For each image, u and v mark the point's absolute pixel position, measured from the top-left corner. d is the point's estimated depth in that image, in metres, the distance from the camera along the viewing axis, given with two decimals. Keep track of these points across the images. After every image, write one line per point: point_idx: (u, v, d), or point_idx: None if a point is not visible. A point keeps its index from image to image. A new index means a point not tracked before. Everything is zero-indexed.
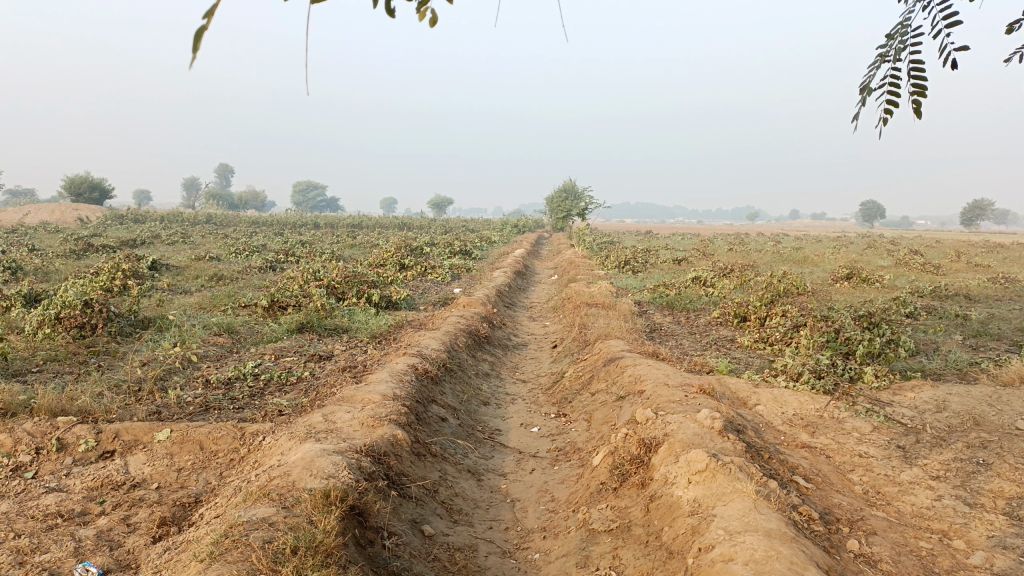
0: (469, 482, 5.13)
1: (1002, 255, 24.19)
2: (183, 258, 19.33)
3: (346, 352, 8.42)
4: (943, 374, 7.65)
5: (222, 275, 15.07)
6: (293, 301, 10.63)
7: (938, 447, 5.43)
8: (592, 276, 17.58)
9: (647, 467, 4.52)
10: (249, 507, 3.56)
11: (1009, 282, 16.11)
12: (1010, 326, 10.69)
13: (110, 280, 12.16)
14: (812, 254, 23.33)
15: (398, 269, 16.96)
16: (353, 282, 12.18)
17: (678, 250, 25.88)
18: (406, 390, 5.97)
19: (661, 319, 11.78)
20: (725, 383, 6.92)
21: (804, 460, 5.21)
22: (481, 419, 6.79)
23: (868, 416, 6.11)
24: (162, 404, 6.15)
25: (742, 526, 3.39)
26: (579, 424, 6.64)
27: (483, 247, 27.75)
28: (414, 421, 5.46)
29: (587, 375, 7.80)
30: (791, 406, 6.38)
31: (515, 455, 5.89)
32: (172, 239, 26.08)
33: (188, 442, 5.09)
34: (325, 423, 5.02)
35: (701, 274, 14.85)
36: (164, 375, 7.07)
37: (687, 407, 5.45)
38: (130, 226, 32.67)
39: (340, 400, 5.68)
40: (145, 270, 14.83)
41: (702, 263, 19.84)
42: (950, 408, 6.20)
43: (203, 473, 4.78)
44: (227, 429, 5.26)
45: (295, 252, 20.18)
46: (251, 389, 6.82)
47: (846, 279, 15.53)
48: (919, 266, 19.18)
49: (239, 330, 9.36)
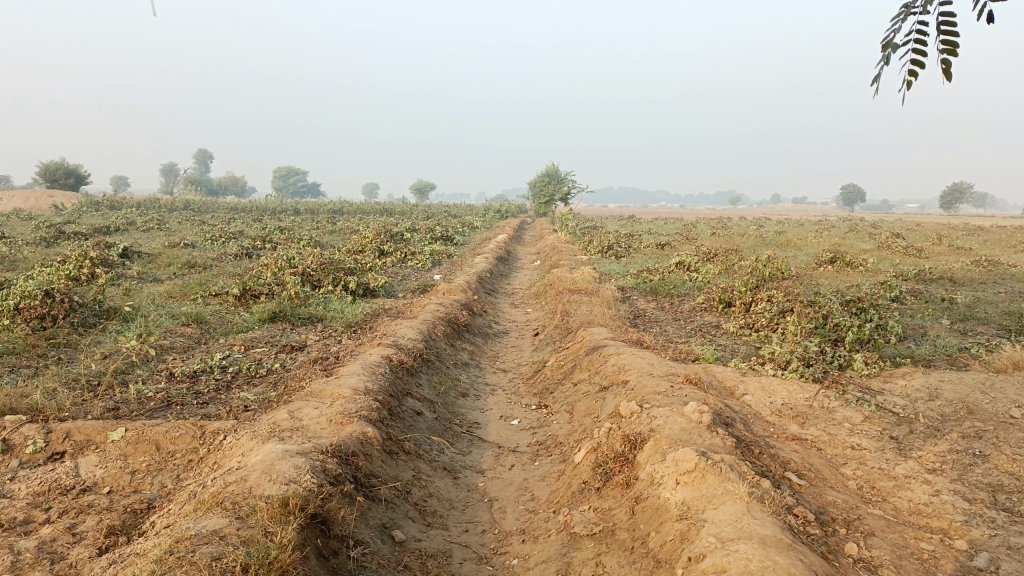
0: (444, 481, 4.85)
1: (982, 238, 24.21)
2: (157, 245, 18.83)
3: (319, 343, 8.09)
4: (932, 360, 7.47)
5: (195, 262, 14.65)
6: (265, 289, 10.28)
7: (933, 438, 5.23)
8: (574, 261, 17.34)
9: (632, 465, 4.25)
10: (199, 518, 3.27)
11: (992, 265, 16.05)
12: (997, 310, 10.56)
13: (76, 270, 11.72)
14: (795, 238, 23.18)
15: (377, 256, 16.62)
16: (329, 270, 11.84)
17: (661, 234, 25.80)
18: (378, 384, 5.67)
19: (645, 305, 11.55)
20: (711, 372, 6.68)
21: (795, 454, 4.99)
22: (459, 412, 6.52)
23: (859, 406, 5.91)
24: (120, 400, 5.83)
25: (734, 533, 3.14)
26: (561, 416, 6.38)
27: (465, 232, 27.35)
28: (386, 417, 5.16)
29: (569, 365, 7.52)
30: (779, 396, 6.15)
31: (494, 450, 5.62)
32: (147, 226, 25.49)
33: (143, 442, 4.77)
34: (291, 421, 4.71)
35: (685, 259, 14.61)
36: (126, 369, 6.74)
37: (673, 399, 5.19)
38: (105, 212, 32.06)
39: (308, 395, 5.36)
40: (115, 257, 14.36)
41: (685, 248, 19.65)
42: (942, 396, 6.00)
43: (158, 475, 4.48)
44: (186, 427, 4.95)
45: (272, 239, 19.72)
46: (217, 383, 6.50)
47: (829, 263, 15.39)
48: (902, 249, 19.08)
49: (208, 319, 9.01)
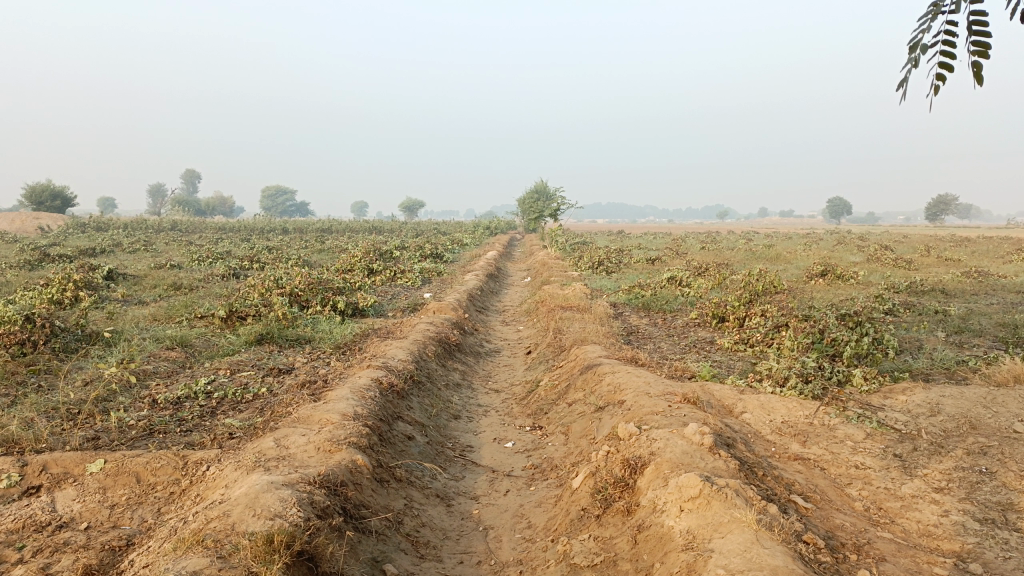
0: (437, 509, 4.68)
1: (969, 248, 24.28)
2: (143, 266, 18.61)
3: (308, 365, 7.92)
4: (931, 373, 7.36)
5: (182, 284, 14.45)
6: (252, 310, 10.10)
7: (937, 455, 5.10)
8: (565, 277, 17.22)
9: (632, 491, 4.10)
10: (179, 558, 3.09)
11: (981, 276, 16.03)
12: (991, 321, 10.48)
13: (59, 294, 11.50)
14: (785, 251, 23.17)
15: (366, 274, 16.45)
16: (317, 290, 11.67)
17: (651, 249, 25.76)
18: (368, 408, 5.49)
19: (638, 321, 11.43)
20: (708, 391, 6.55)
21: (798, 474, 4.85)
22: (452, 435, 6.35)
23: (860, 423, 5.78)
24: (100, 429, 5.63)
25: (743, 564, 2.99)
26: (556, 438, 6.23)
27: (454, 250, 27.21)
28: (376, 443, 4.99)
29: (563, 385, 7.37)
30: (779, 413, 6.02)
31: (488, 475, 5.45)
32: (133, 247, 25.23)
33: (123, 475, 4.59)
34: (277, 450, 4.53)
35: (676, 274, 14.51)
36: (108, 396, 6.56)
37: (672, 420, 5.05)
38: (91, 235, 31.77)
39: (295, 421, 5.18)
40: (99, 280, 14.14)
41: (675, 263, 19.57)
42: (944, 411, 5.88)
43: (138, 510, 4.29)
44: (168, 458, 4.76)
45: (260, 259, 19.52)
46: (202, 409, 6.32)
47: (820, 276, 15.33)
48: (891, 261, 19.10)
49: (194, 343, 8.82)
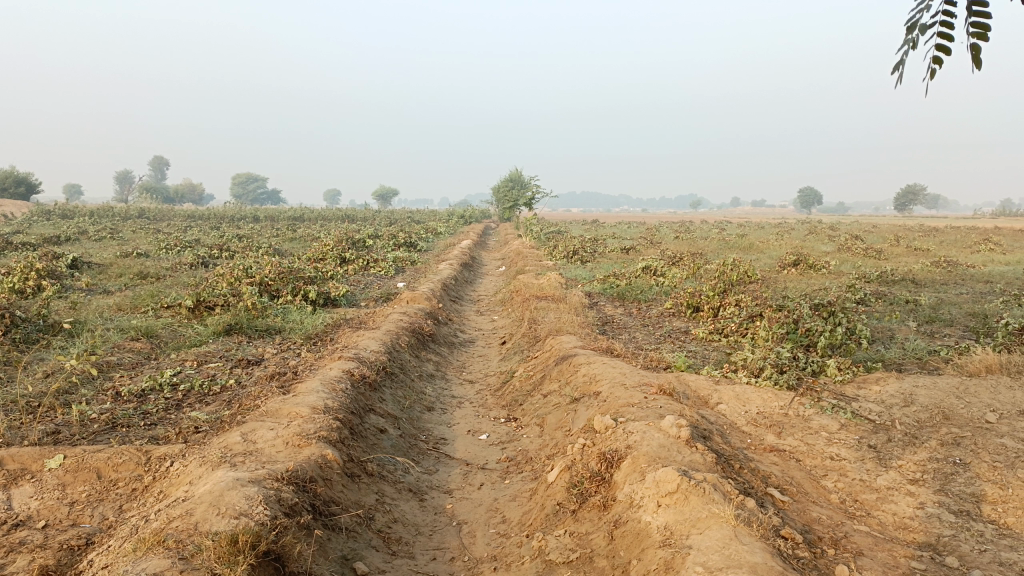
0: (410, 504, 4.58)
1: (938, 239, 24.57)
2: (109, 255, 18.22)
3: (278, 356, 7.76)
4: (903, 364, 7.39)
5: (149, 273, 14.14)
6: (220, 300, 9.89)
7: (911, 446, 5.09)
8: (540, 267, 17.14)
9: (609, 485, 4.03)
10: (138, 560, 2.96)
11: (950, 266, 16.23)
12: (961, 311, 10.57)
13: (20, 283, 11.18)
14: (758, 241, 23.29)
15: (339, 263, 16.23)
16: (288, 279, 11.46)
17: (625, 239, 25.77)
18: (339, 401, 5.36)
19: (612, 311, 11.39)
20: (684, 382, 6.50)
21: (774, 467, 4.82)
22: (425, 428, 6.24)
23: (835, 413, 5.78)
24: (61, 423, 5.45)
25: (722, 561, 2.93)
26: (531, 430, 6.15)
27: (429, 239, 27.01)
28: (347, 436, 4.87)
29: (538, 376, 7.28)
30: (754, 404, 6.00)
31: (462, 469, 5.36)
32: (99, 235, 24.70)
33: (83, 470, 4.42)
34: (244, 444, 4.39)
35: (651, 263, 14.49)
36: (70, 389, 6.36)
37: (649, 412, 4.99)
38: (57, 222, 31.10)
39: (263, 415, 5.04)
40: (63, 269, 13.78)
41: (650, 252, 19.57)
42: (917, 402, 5.89)
43: (98, 507, 4.13)
44: (130, 453, 4.60)
45: (230, 247, 19.18)
46: (167, 402, 6.15)
47: (793, 266, 15.41)
48: (862, 251, 19.25)
49: (160, 333, 8.61)
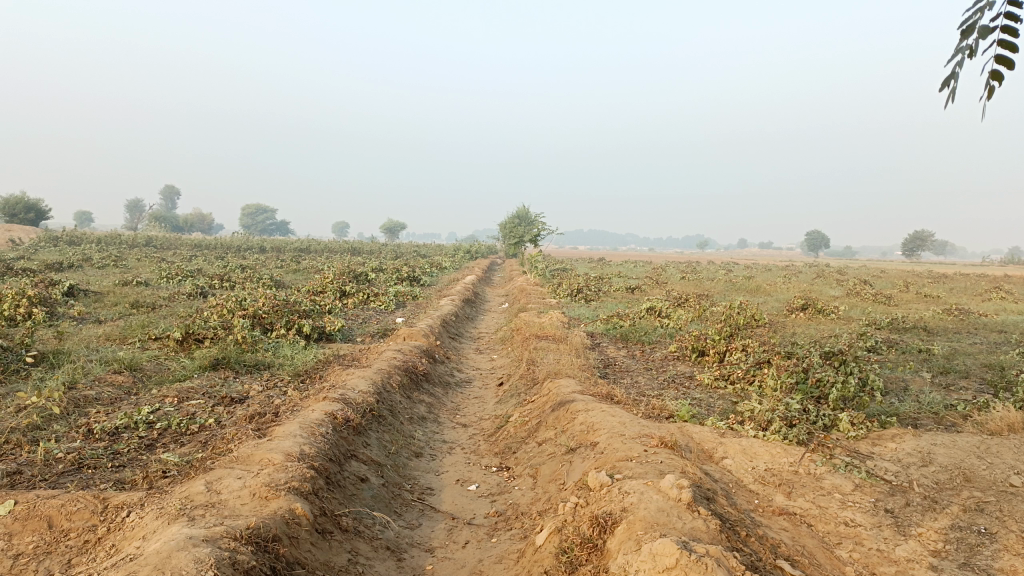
0: (386, 564, 4.22)
1: (947, 285, 24.23)
2: (108, 282, 18.00)
3: (263, 393, 7.44)
4: (918, 419, 7.01)
5: (144, 302, 13.90)
6: (210, 333, 9.60)
7: (932, 511, 4.71)
8: (543, 304, 16.86)
9: (601, 553, 3.68)
10: None
11: (963, 313, 15.88)
12: (976, 362, 10.20)
13: (10, 310, 10.92)
14: (765, 283, 23.02)
15: (339, 296, 16.00)
16: (283, 312, 11.17)
17: (631, 278, 25.59)
18: (318, 447, 5.02)
19: (615, 353, 11.05)
20: (687, 434, 6.15)
21: (784, 533, 4.45)
22: (411, 476, 5.89)
23: (848, 472, 5.40)
24: (23, 462, 5.12)
25: None
26: (524, 481, 5.78)
27: (433, 273, 26.83)
28: (323, 487, 4.53)
29: (533, 422, 6.92)
30: (762, 460, 5.63)
31: (447, 523, 4.99)
32: (103, 262, 24.56)
33: (33, 519, 4.01)
34: (208, 495, 4.05)
35: (656, 304, 14.18)
36: (40, 424, 6.00)
37: (648, 469, 4.64)
38: (63, 247, 31.19)
39: (232, 461, 4.69)
40: (58, 297, 13.55)
41: (655, 292, 19.30)
42: (936, 462, 5.50)
43: (44, 561, 3.69)
44: (86, 501, 4.21)
45: (231, 278, 18.96)
46: (140, 442, 5.82)
47: (801, 310, 15.10)
48: (871, 296, 18.91)
49: (144, 366, 8.31)
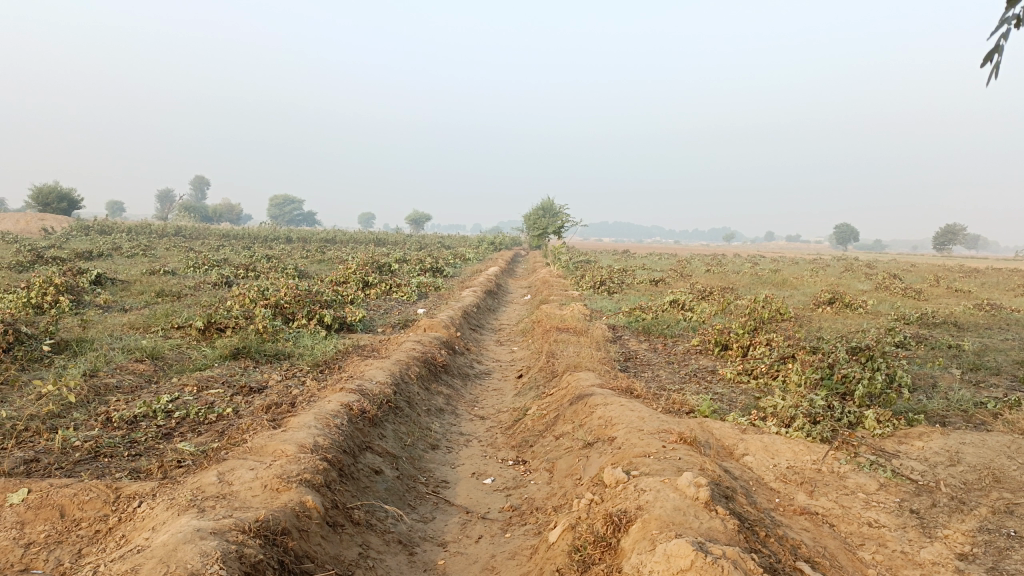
0: (398, 558, 4.18)
1: (979, 280, 23.75)
2: (135, 271, 18.17)
3: (281, 383, 7.44)
4: (947, 417, 6.83)
5: (169, 291, 14.00)
6: (231, 322, 9.64)
7: (959, 513, 4.56)
8: (565, 296, 16.76)
9: (615, 553, 3.60)
10: None
11: (995, 309, 15.52)
12: (1008, 359, 9.95)
13: (37, 298, 11.05)
14: (792, 277, 22.70)
15: (361, 287, 16.03)
16: (304, 302, 11.18)
17: (655, 270, 25.40)
18: (332, 439, 4.99)
19: (637, 346, 10.94)
20: (707, 430, 6.04)
21: (804, 534, 4.34)
22: (427, 468, 5.85)
23: (873, 471, 5.26)
24: (42, 450, 5.15)
25: None
26: (540, 475, 5.72)
27: (456, 264, 26.80)
28: (335, 480, 4.50)
29: (551, 416, 6.84)
30: (784, 457, 5.51)
31: (461, 517, 4.94)
32: (132, 251, 24.85)
33: (46, 508, 4.02)
34: (219, 487, 4.03)
35: (679, 296, 14.02)
36: (60, 412, 6.04)
37: (665, 465, 4.55)
38: (94, 237, 31.62)
39: (246, 452, 4.68)
40: (85, 285, 13.69)
41: (679, 285, 19.10)
42: (965, 461, 5.34)
43: (55, 550, 3.69)
44: (99, 490, 4.21)
45: (255, 267, 19.08)
46: (158, 431, 5.83)
47: (828, 304, 14.86)
48: (901, 291, 18.57)
49: (165, 355, 8.35)
